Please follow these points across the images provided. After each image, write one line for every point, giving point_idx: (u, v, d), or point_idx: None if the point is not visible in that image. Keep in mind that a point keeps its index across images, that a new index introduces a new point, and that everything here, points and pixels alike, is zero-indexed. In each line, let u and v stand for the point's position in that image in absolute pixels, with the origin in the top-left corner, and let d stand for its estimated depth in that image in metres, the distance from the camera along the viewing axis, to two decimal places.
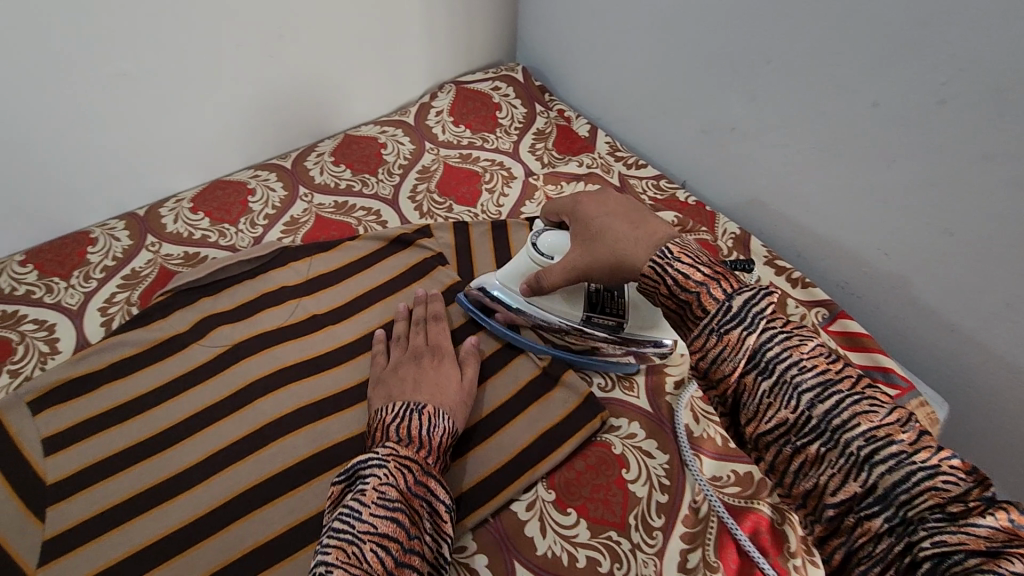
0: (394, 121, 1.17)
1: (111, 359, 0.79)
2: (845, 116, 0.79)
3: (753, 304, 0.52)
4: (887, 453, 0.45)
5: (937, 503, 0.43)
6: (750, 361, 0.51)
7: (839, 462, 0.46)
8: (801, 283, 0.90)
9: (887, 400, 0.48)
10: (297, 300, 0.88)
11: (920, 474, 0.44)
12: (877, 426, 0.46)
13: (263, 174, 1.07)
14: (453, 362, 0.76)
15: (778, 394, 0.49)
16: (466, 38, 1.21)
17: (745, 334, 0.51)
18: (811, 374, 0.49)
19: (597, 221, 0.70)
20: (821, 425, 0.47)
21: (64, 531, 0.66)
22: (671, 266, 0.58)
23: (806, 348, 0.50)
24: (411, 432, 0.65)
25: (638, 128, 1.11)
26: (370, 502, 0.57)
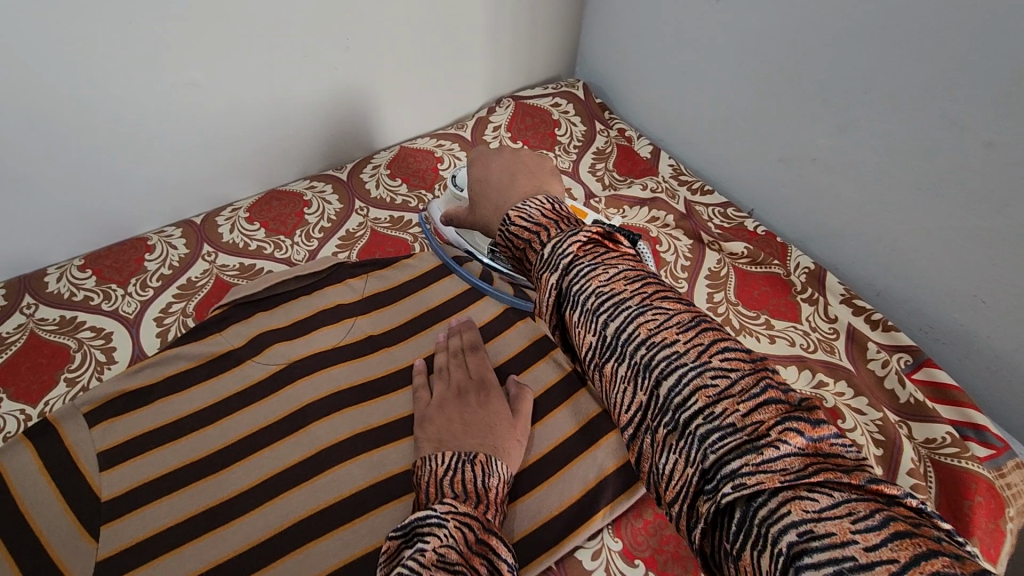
0: (451, 135, 1.15)
1: (167, 373, 0.78)
2: (950, 154, 0.74)
3: (558, 246, 0.52)
4: (662, 357, 0.43)
5: (708, 404, 0.40)
6: (561, 300, 0.50)
7: (626, 373, 0.45)
8: (882, 326, 0.84)
9: (675, 305, 0.47)
10: (352, 319, 0.85)
11: (690, 373, 0.42)
12: (657, 331, 0.45)
13: (319, 185, 1.05)
14: (501, 399, 0.73)
15: (580, 318, 0.48)
16: (527, 52, 1.18)
17: (552, 276, 0.51)
18: (604, 294, 0.48)
19: (478, 183, 0.74)
20: (613, 341, 0.46)
21: (117, 553, 0.65)
22: (509, 230, 0.60)
23: (606, 275, 0.49)
24: (466, 486, 0.61)
25: (705, 152, 1.07)
26: (430, 565, 0.49)
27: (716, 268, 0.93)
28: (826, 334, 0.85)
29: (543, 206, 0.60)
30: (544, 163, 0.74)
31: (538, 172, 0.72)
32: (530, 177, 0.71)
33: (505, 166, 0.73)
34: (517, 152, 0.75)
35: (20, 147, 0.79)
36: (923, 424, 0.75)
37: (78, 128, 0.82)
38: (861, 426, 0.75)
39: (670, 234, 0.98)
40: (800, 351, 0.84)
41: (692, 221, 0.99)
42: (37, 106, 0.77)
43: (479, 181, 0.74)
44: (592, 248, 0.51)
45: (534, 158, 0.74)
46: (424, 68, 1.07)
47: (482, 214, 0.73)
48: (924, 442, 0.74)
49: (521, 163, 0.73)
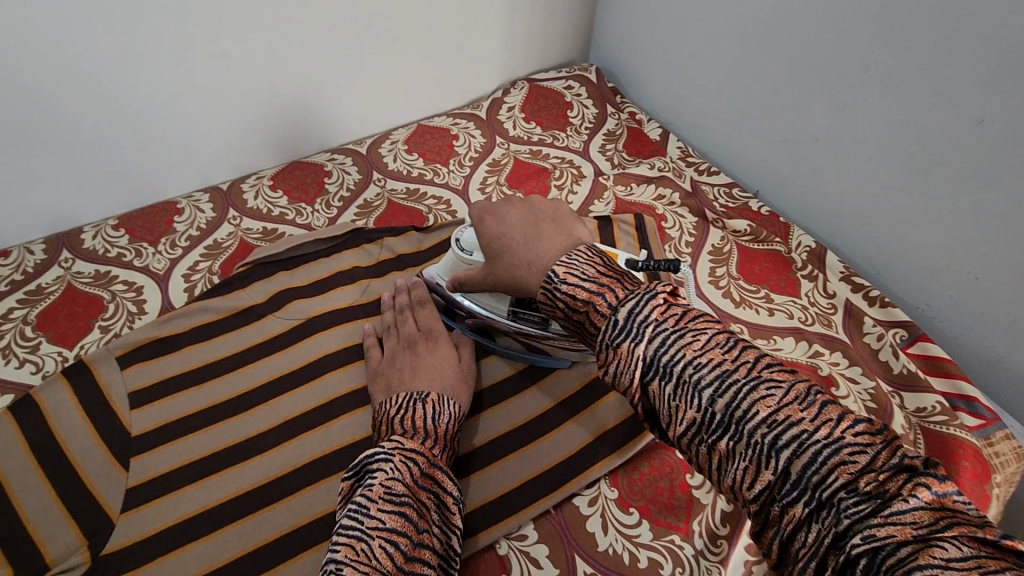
0: (467, 114, 1.19)
1: (193, 323, 0.83)
2: (944, 131, 0.76)
3: (635, 313, 0.49)
4: (790, 437, 0.42)
5: (848, 480, 0.40)
6: (647, 369, 0.48)
7: (749, 454, 0.44)
8: (879, 302, 0.87)
9: (784, 375, 0.46)
10: (367, 281, 0.90)
11: (826, 451, 0.41)
12: (778, 407, 0.43)
13: (339, 158, 1.10)
14: (446, 346, 0.76)
15: (683, 396, 0.47)
16: (542, 37, 1.22)
17: (634, 346, 0.48)
18: (708, 368, 0.46)
19: (497, 239, 0.69)
20: (727, 419, 0.45)
21: (146, 482, 0.69)
22: (559, 288, 0.56)
23: (700, 343, 0.47)
24: (415, 423, 0.65)
25: (712, 134, 1.10)
26: (377, 498, 0.56)
27: (720, 245, 0.96)
28: (824, 308, 0.88)
29: (590, 259, 0.57)
30: (560, 207, 0.70)
31: (561, 218, 0.68)
32: (554, 224, 0.66)
33: (524, 216, 0.68)
34: (528, 199, 0.71)
35: (61, 108, 0.84)
36: (914, 394, 0.78)
37: (114, 93, 0.87)
38: (854, 394, 0.78)
39: (676, 212, 1.01)
40: (798, 324, 0.86)
41: (697, 199, 1.02)
42: (77, 71, 0.82)
43: (498, 238, 0.68)
44: (671, 311, 0.50)
45: (548, 202, 0.71)
46: (441, 49, 1.11)
47: (506, 268, 0.67)
48: (916, 411, 0.77)
49: (539, 211, 0.69)
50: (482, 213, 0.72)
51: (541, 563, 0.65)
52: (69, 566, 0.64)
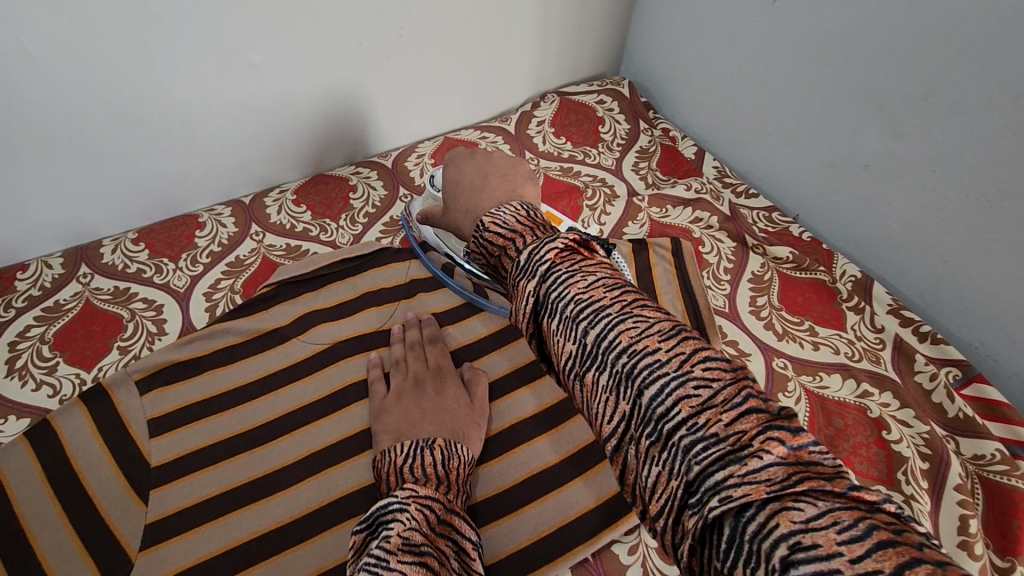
0: (495, 128, 1.15)
1: (215, 346, 0.80)
2: (1014, 164, 0.72)
3: (536, 253, 0.49)
4: (643, 366, 0.40)
5: (693, 416, 0.38)
6: (537, 309, 0.47)
7: (608, 384, 0.42)
8: (931, 338, 0.83)
9: (653, 312, 0.43)
10: (394, 304, 0.86)
11: (674, 384, 0.39)
12: (638, 338, 0.41)
13: (364, 171, 1.07)
14: (456, 386, 0.75)
15: (561, 328, 0.45)
16: (574, 48, 1.19)
17: (528, 283, 0.48)
18: (582, 301, 0.44)
19: (450, 185, 0.71)
20: (592, 349, 0.43)
21: (165, 517, 0.66)
22: (483, 236, 0.56)
23: (583, 281, 0.45)
24: (426, 470, 0.63)
25: (751, 154, 1.06)
26: (395, 549, 0.51)
27: (761, 272, 0.92)
28: (871, 343, 0.84)
29: (518, 211, 0.56)
30: (517, 164, 0.68)
31: (513, 175, 0.67)
32: (502, 182, 0.66)
33: (478, 168, 0.68)
34: (490, 152, 0.70)
35: (85, 118, 0.82)
36: (972, 440, 0.74)
37: (141, 102, 0.84)
38: (906, 439, 0.74)
39: (714, 236, 0.97)
40: (845, 360, 0.82)
41: (736, 223, 0.98)
42: (101, 81, 0.80)
43: (451, 184, 0.70)
44: (569, 256, 0.48)
45: (508, 159, 0.69)
46: (471, 60, 1.08)
47: (452, 216, 0.70)
48: (973, 458, 0.72)
49: (493, 165, 0.68)
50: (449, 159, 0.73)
51: None
52: None
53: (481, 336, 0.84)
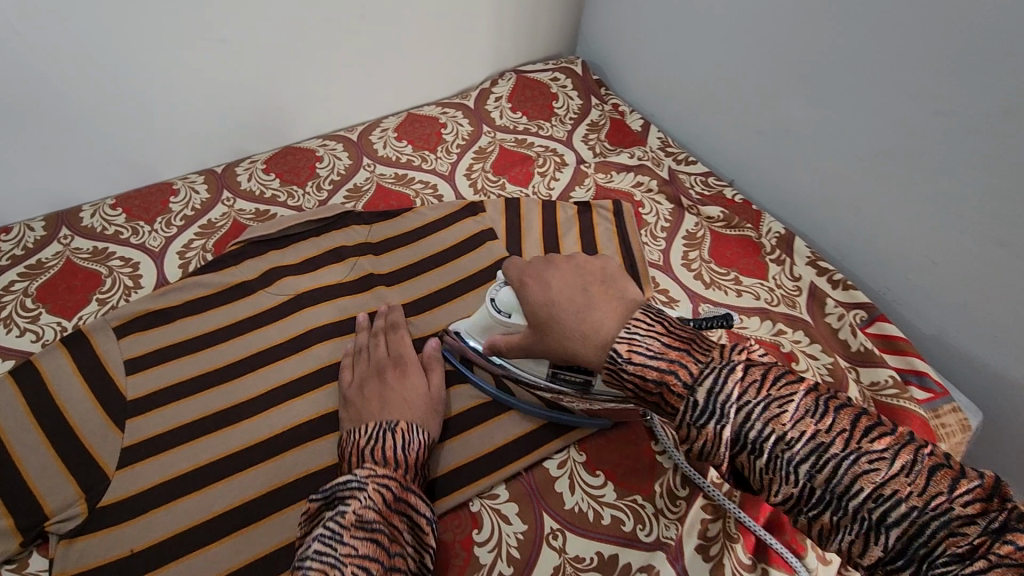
0: (456, 104, 1.23)
1: (188, 297, 0.87)
2: (904, 122, 0.79)
3: (715, 394, 0.54)
4: (897, 514, 0.48)
5: (955, 551, 0.46)
6: (736, 446, 0.54)
7: (855, 526, 0.49)
8: (842, 285, 0.92)
9: (886, 445, 0.50)
10: (354, 260, 0.94)
11: (935, 523, 0.47)
12: (884, 483, 0.49)
13: (331, 144, 1.14)
14: (418, 371, 0.76)
15: (778, 471, 0.52)
16: (530, 29, 1.26)
17: (719, 427, 0.54)
18: (802, 443, 0.52)
19: (543, 309, 0.69)
20: (827, 494, 0.50)
21: (140, 441, 0.73)
22: (625, 371, 0.59)
23: (788, 417, 0.52)
24: (386, 453, 0.65)
25: (692, 125, 1.14)
26: (350, 525, 0.58)
27: (694, 230, 1.01)
28: (789, 291, 0.92)
29: (649, 330, 0.60)
30: (605, 268, 0.72)
31: (609, 281, 0.70)
32: (604, 289, 0.69)
33: (570, 281, 0.70)
34: (568, 261, 0.73)
35: (66, 90, 0.88)
36: (869, 369, 0.82)
37: (131, 79, 0.92)
38: (813, 369, 0.82)
39: (653, 198, 1.05)
40: (764, 304, 0.91)
41: (674, 186, 1.06)
42: (78, 53, 0.86)
43: (544, 306, 0.69)
44: (751, 380, 0.54)
45: (592, 263, 0.73)
46: (431, 40, 1.15)
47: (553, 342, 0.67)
48: (870, 384, 0.81)
49: (586, 277, 0.71)
50: (522, 276, 0.74)
51: (510, 518, 0.69)
52: (67, 517, 0.68)
53: (437, 288, 0.92)
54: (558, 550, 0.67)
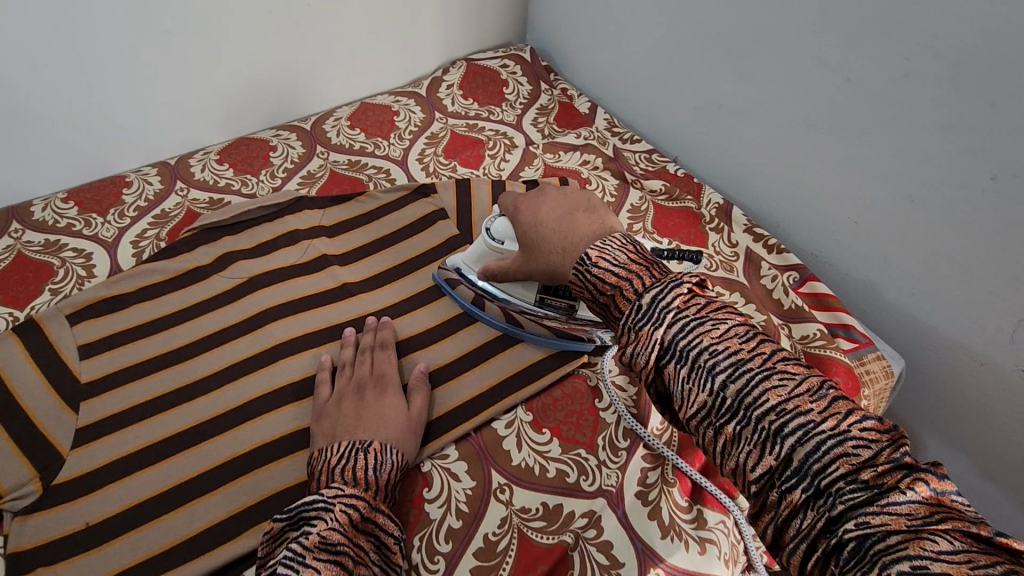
0: (408, 92, 1.26)
1: (142, 283, 0.88)
2: (822, 89, 0.84)
3: (660, 299, 0.58)
4: (795, 424, 0.50)
5: (849, 471, 0.47)
6: (664, 353, 0.57)
7: (755, 437, 0.51)
8: (776, 249, 0.96)
9: (800, 370, 0.53)
10: (308, 242, 0.96)
11: (831, 442, 0.48)
12: (789, 398, 0.51)
13: (284, 134, 1.16)
14: (398, 393, 0.75)
15: (696, 378, 0.55)
16: (478, 17, 1.29)
17: (654, 329, 0.57)
18: (723, 356, 0.54)
19: (531, 230, 0.75)
20: (735, 403, 0.52)
21: (95, 422, 0.75)
22: (590, 271, 0.65)
23: (718, 331, 0.56)
24: (356, 474, 0.65)
25: (636, 105, 1.19)
26: (313, 546, 0.58)
27: (638, 204, 1.05)
28: (727, 257, 0.97)
29: (622, 245, 0.66)
30: (592, 199, 0.77)
31: (593, 211, 0.74)
32: (587, 215, 0.74)
33: (557, 206, 0.75)
34: (559, 192, 0.79)
35: (12, 81, 0.89)
36: (799, 324, 0.87)
37: (95, 46, 0.92)
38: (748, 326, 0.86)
39: (599, 175, 1.09)
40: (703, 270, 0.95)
41: (618, 163, 1.11)
42: (20, 45, 0.86)
43: (533, 225, 0.75)
44: (693, 301, 0.58)
45: (579, 195, 0.78)
46: (381, 29, 1.18)
47: (541, 257, 0.74)
48: (800, 338, 0.86)
49: (573, 204, 0.75)
50: (517, 203, 0.79)
51: (460, 476, 0.73)
52: (22, 495, 0.69)
53: (389, 266, 0.94)
54: (506, 503, 0.71)
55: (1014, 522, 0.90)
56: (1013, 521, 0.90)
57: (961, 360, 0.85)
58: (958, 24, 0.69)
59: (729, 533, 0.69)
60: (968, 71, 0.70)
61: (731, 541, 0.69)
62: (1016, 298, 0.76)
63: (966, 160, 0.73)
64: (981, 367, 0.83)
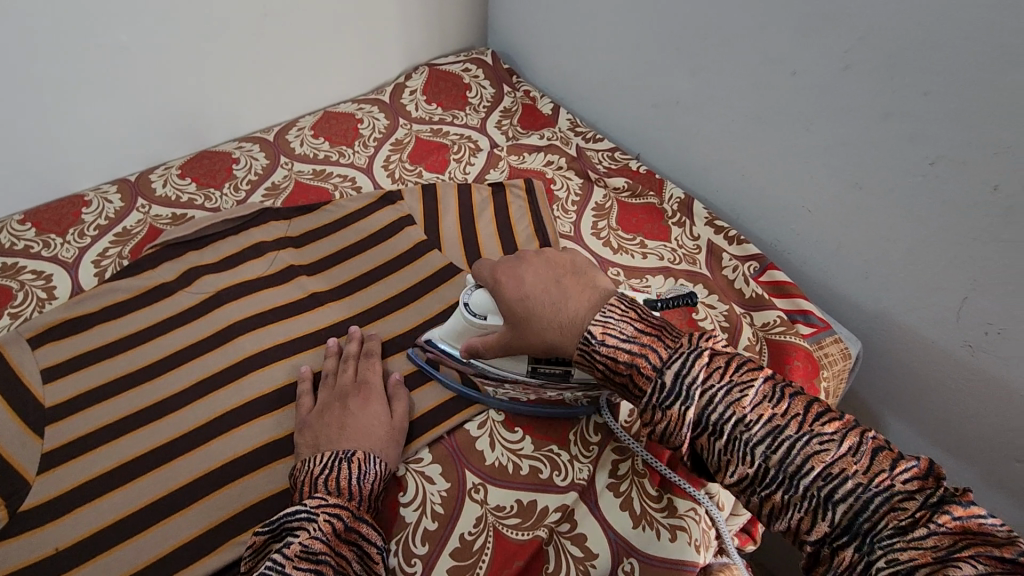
0: (371, 99, 1.26)
1: (105, 303, 0.87)
2: (771, 83, 0.87)
3: (683, 375, 0.63)
4: (843, 490, 0.55)
5: (892, 523, 0.53)
6: (697, 428, 0.62)
7: (804, 504, 0.57)
8: (736, 240, 0.99)
9: (835, 427, 0.58)
10: (274, 253, 0.95)
11: (876, 499, 0.54)
12: (829, 462, 0.56)
13: (247, 145, 1.15)
14: (381, 401, 0.75)
15: (735, 451, 0.60)
16: (438, 22, 1.30)
17: (684, 407, 0.62)
18: (760, 426, 0.60)
19: (518, 304, 0.73)
20: (778, 474, 0.58)
21: (61, 445, 0.74)
22: (601, 351, 0.67)
23: (748, 400, 0.61)
24: (340, 483, 0.65)
25: (597, 105, 1.21)
26: (293, 555, 0.59)
27: (602, 202, 1.07)
28: (690, 250, 0.99)
29: (624, 314, 0.68)
30: (576, 260, 0.77)
31: (579, 276, 0.74)
32: (574, 282, 0.74)
33: (545, 274, 0.75)
34: (539, 256, 0.78)
35: None
36: (760, 312, 0.90)
37: (46, 63, 0.91)
38: (711, 317, 0.89)
39: (564, 175, 1.11)
40: (667, 264, 0.97)
41: (582, 162, 1.13)
42: None
43: (521, 300, 0.72)
44: (716, 367, 0.63)
45: (562, 257, 0.78)
46: (340, 37, 1.18)
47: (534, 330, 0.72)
48: (762, 326, 0.88)
49: (557, 271, 0.75)
50: (496, 275, 0.76)
51: (434, 479, 0.73)
52: None
53: (357, 274, 0.94)
54: (480, 502, 0.72)
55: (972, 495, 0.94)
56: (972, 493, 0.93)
57: (915, 339, 0.88)
58: (889, 17, 0.71)
59: (700, 520, 0.70)
60: (901, 62, 0.72)
61: (703, 528, 0.70)
62: (960, 277, 0.79)
63: (905, 146, 0.76)
64: (933, 345, 0.86)
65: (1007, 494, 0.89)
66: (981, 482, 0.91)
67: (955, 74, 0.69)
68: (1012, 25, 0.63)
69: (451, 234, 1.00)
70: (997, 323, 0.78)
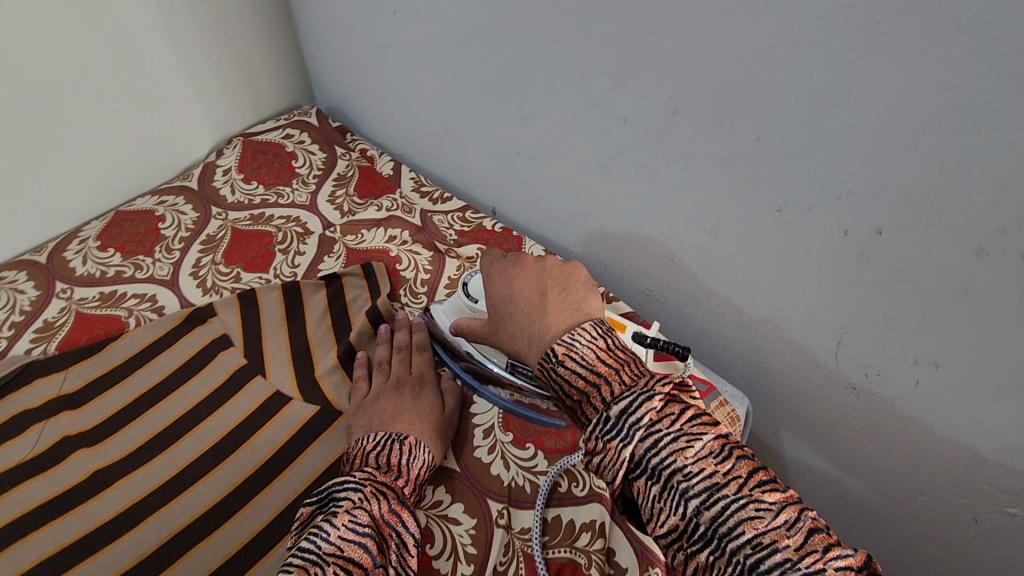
0: (174, 189, 1.07)
1: None
2: (604, 130, 0.78)
3: (629, 415, 0.54)
4: (773, 563, 0.47)
5: None
6: (633, 468, 0.53)
7: (729, 571, 0.48)
8: (606, 299, 0.90)
9: (777, 498, 0.49)
10: (41, 424, 0.75)
11: None
12: (763, 532, 0.48)
13: (11, 275, 0.93)
14: (435, 394, 0.78)
15: (667, 500, 0.51)
16: (246, 87, 1.12)
17: (623, 445, 0.53)
18: (698, 479, 0.51)
19: (501, 306, 0.71)
20: (709, 532, 0.49)
21: None
22: (557, 369, 0.60)
23: (692, 450, 0.52)
24: (389, 461, 0.66)
25: (440, 160, 1.08)
26: (340, 524, 0.56)
27: (455, 274, 0.94)
28: None
29: (592, 340, 0.61)
30: (573, 274, 0.72)
31: (571, 290, 0.69)
32: (562, 296, 0.68)
33: (532, 283, 0.71)
34: (539, 261, 0.74)
35: None
36: None
37: None
38: None
39: (410, 250, 0.97)
40: None
41: (427, 233, 1.00)
42: None
43: (502, 301, 0.71)
44: (668, 412, 0.54)
45: (560, 268, 0.73)
46: (116, 124, 1.00)
47: (506, 337, 0.70)
48: None
49: (550, 280, 0.71)
50: (489, 272, 0.74)
51: None
52: None
53: (158, 431, 0.76)
54: None
55: (887, 529, 0.88)
56: (881, 527, 0.89)
57: (807, 381, 0.81)
58: (704, 58, 0.63)
59: None
60: (726, 105, 0.64)
61: None
62: (830, 321, 0.72)
63: (749, 192, 0.69)
64: (818, 387, 0.80)
65: (916, 527, 0.84)
66: (892, 516, 0.86)
67: (781, 118, 0.61)
68: (823, 65, 0.55)
69: (278, 351, 0.84)
70: (875, 365, 0.72)
